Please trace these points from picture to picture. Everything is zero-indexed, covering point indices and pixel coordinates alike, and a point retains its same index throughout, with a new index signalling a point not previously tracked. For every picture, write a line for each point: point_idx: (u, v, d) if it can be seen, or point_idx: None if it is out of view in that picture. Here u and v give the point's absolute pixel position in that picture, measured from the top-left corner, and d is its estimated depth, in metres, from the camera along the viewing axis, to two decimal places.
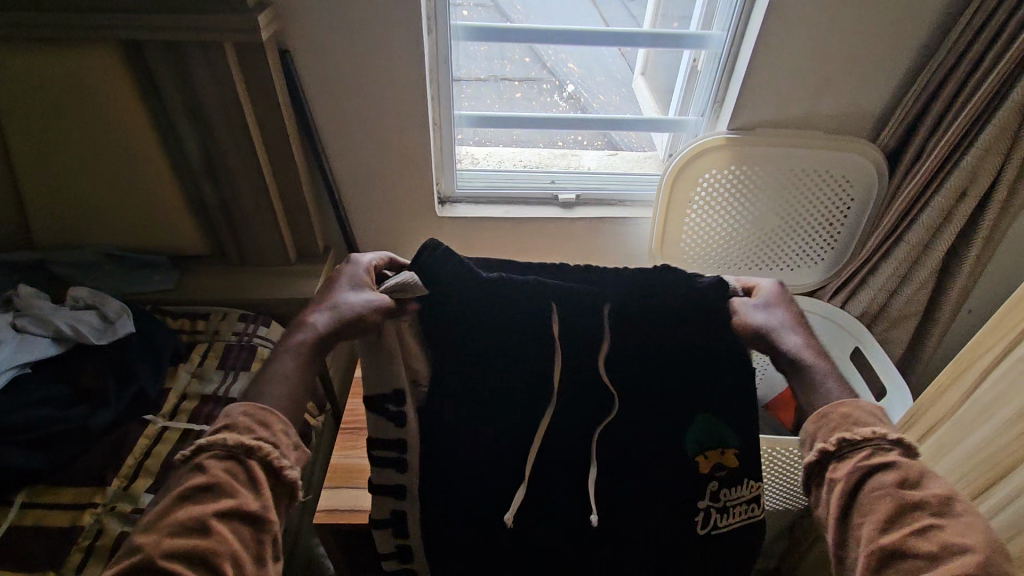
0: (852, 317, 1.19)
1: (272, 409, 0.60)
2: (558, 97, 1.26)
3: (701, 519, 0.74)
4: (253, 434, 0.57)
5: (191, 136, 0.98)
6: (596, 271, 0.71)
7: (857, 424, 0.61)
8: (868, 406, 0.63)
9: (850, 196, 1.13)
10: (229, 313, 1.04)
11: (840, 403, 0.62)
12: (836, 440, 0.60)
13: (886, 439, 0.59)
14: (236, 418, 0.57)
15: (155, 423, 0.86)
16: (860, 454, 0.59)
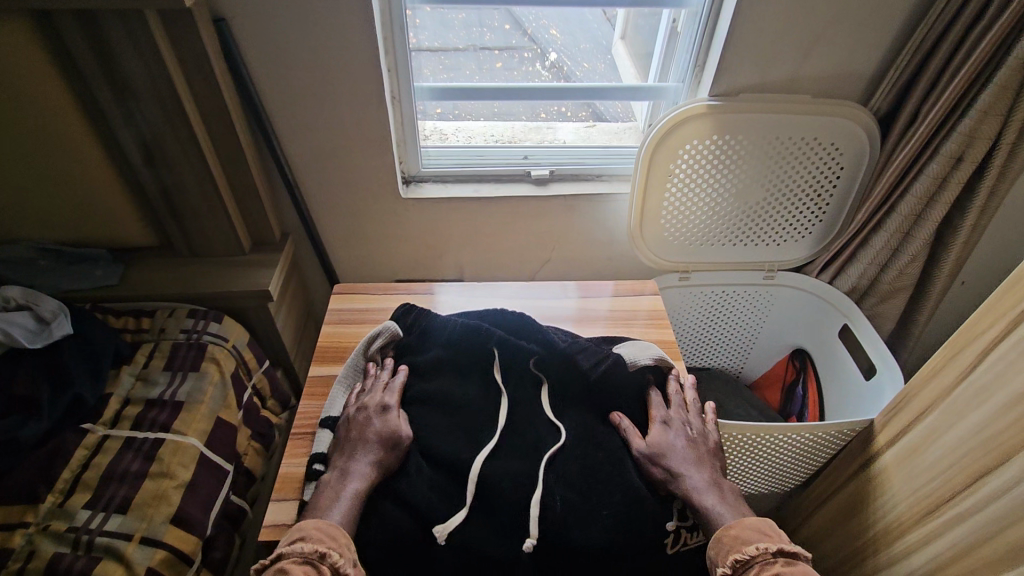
0: (839, 292, 1.15)
1: (339, 527, 0.68)
2: (540, 66, 1.17)
3: (672, 538, 0.76)
4: (326, 540, 0.65)
5: (120, 117, 0.89)
6: (524, 327, 0.90)
7: (745, 544, 0.66)
8: (753, 524, 0.69)
9: (839, 165, 1.06)
10: (177, 309, 0.96)
11: (726, 529, 0.69)
12: (730, 563, 0.64)
13: (767, 552, 0.63)
14: (312, 529, 0.66)
15: (96, 432, 0.79)
16: (751, 573, 0.63)
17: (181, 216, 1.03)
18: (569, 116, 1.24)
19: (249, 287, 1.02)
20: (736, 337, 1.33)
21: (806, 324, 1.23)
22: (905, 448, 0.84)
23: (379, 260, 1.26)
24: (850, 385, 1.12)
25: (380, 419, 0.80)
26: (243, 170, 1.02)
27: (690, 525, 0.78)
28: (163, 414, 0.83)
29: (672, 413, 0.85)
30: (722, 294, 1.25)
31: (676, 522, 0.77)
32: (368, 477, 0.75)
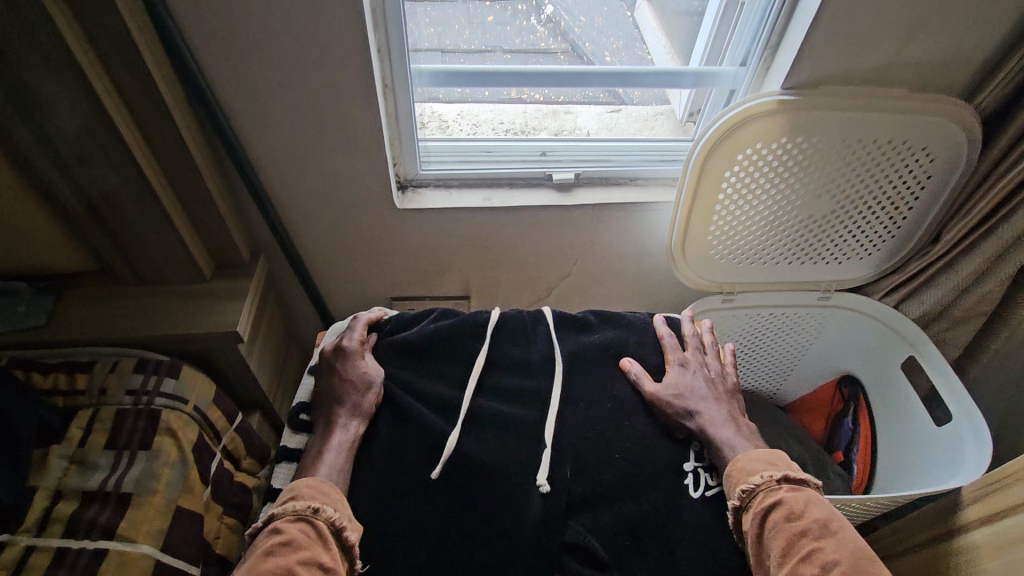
0: (909, 321, 0.99)
1: (331, 481, 0.62)
2: (535, 21, 0.92)
3: (692, 480, 0.67)
4: (318, 496, 0.59)
5: (18, 121, 0.67)
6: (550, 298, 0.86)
7: (752, 472, 0.64)
8: (759, 452, 0.66)
9: (928, 175, 0.87)
10: (121, 363, 0.77)
11: (733, 460, 0.66)
12: (738, 495, 0.63)
13: (772, 479, 0.62)
14: (301, 487, 0.59)
15: (17, 542, 0.62)
16: (756, 501, 0.61)
17: (122, 239, 0.83)
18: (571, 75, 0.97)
19: (211, 328, 0.83)
20: (778, 361, 1.17)
21: (865, 353, 1.08)
22: (1006, 530, 0.71)
23: (369, 276, 1.07)
24: (919, 434, 0.98)
25: (344, 365, 0.72)
26: (196, 179, 0.81)
27: (709, 465, 0.69)
28: (105, 511, 0.66)
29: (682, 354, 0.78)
30: (769, 316, 1.09)
31: (693, 463, 0.69)
32: (353, 431, 0.67)
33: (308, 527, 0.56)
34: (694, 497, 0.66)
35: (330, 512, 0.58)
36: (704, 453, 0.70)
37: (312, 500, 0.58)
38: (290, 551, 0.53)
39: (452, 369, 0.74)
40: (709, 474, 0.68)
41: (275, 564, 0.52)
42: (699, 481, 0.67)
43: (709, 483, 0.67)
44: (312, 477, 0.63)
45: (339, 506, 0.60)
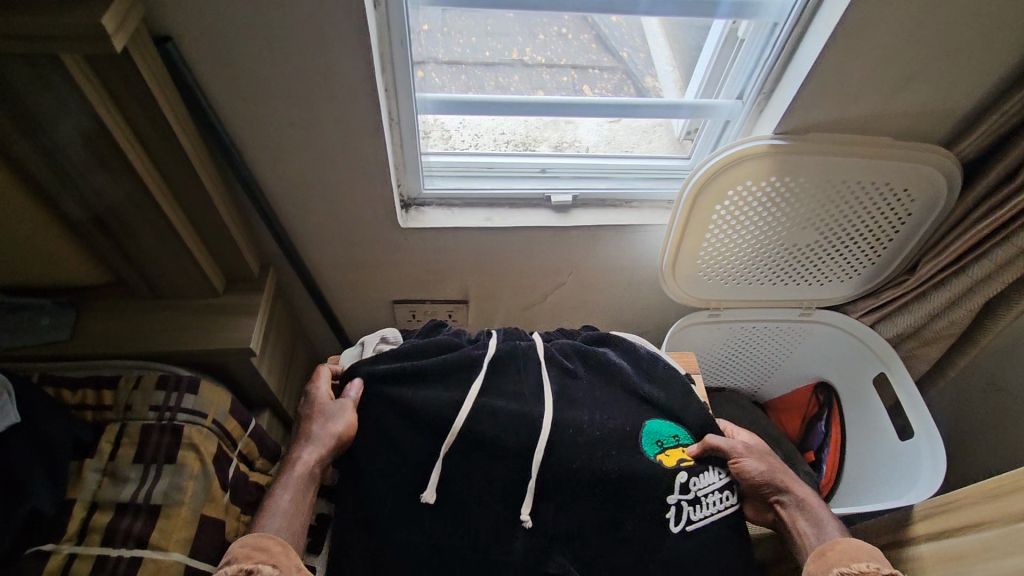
0: (881, 340, 1.06)
1: (269, 534, 0.63)
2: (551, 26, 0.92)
3: (674, 513, 0.74)
4: (254, 553, 0.60)
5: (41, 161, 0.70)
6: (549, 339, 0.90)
7: (853, 560, 0.65)
8: (860, 543, 0.68)
9: (907, 213, 0.92)
10: (144, 379, 0.83)
11: (834, 542, 0.68)
12: (838, 575, 0.64)
13: (878, 571, 0.63)
14: (236, 547, 0.61)
15: (60, 551, 0.69)
16: None
17: (139, 260, 0.86)
18: (569, 40, 0.94)
19: (225, 345, 0.88)
20: (758, 367, 1.24)
21: (840, 366, 1.15)
22: (945, 549, 0.79)
23: (372, 285, 1.11)
24: (883, 444, 1.06)
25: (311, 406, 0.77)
26: (209, 205, 0.85)
27: (693, 500, 0.75)
28: (138, 522, 0.73)
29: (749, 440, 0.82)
30: (753, 331, 1.15)
31: (678, 497, 0.75)
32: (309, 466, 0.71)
33: None
34: (675, 531, 0.73)
35: (266, 569, 0.59)
36: (693, 485, 0.76)
37: (244, 562, 0.59)
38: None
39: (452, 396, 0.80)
40: (691, 508, 0.75)
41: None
42: (682, 515, 0.74)
43: (692, 516, 0.74)
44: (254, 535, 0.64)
45: (277, 562, 0.61)
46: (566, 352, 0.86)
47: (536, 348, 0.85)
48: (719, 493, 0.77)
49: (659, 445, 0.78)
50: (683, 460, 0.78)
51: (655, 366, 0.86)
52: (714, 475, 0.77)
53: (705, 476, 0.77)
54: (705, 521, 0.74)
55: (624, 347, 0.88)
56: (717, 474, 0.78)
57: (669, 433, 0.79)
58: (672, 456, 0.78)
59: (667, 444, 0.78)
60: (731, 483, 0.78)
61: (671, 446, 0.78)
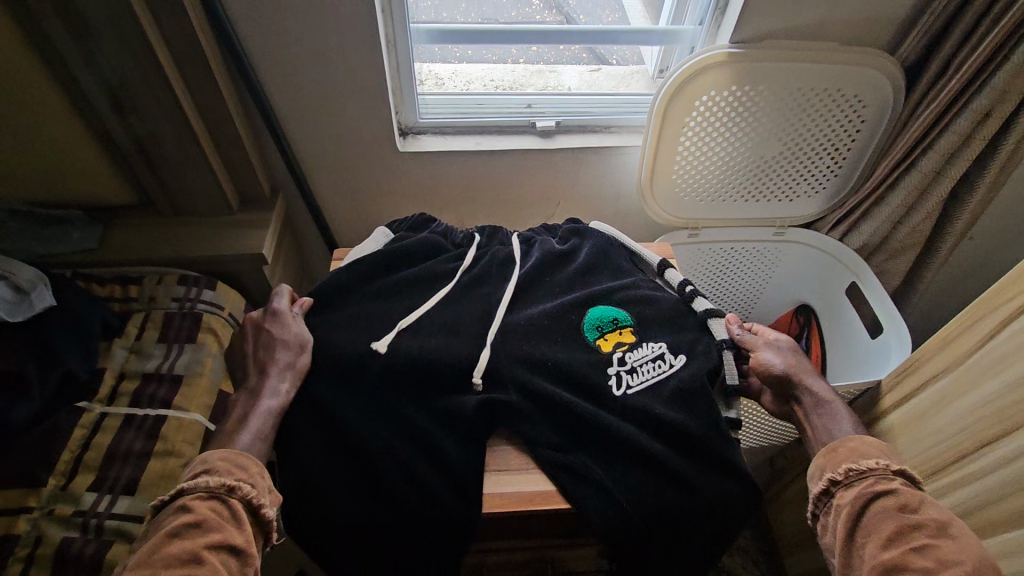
0: (848, 249, 1.13)
1: (248, 455, 0.65)
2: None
3: (614, 381, 0.77)
4: (234, 473, 0.62)
5: (81, 65, 0.79)
6: (531, 241, 0.96)
7: (862, 457, 0.68)
8: (872, 441, 0.70)
9: (861, 119, 1.00)
10: (167, 276, 0.91)
11: (845, 440, 0.70)
12: (843, 472, 0.66)
13: (887, 469, 0.65)
14: (216, 464, 0.62)
15: (93, 410, 0.76)
16: (864, 483, 0.65)
17: (161, 174, 0.95)
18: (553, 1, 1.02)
19: (238, 251, 0.96)
20: (741, 292, 1.30)
21: (815, 281, 1.21)
22: (915, 408, 0.82)
23: (373, 216, 1.20)
24: (856, 345, 1.13)
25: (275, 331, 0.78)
26: (226, 123, 0.94)
27: (631, 369, 0.79)
28: (163, 388, 0.80)
29: (778, 337, 0.84)
30: (730, 251, 1.22)
31: (616, 368, 0.79)
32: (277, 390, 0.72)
33: (220, 504, 0.60)
34: (616, 396, 0.76)
35: (245, 489, 0.61)
36: (628, 357, 0.80)
37: (226, 477, 0.61)
38: (198, 532, 0.57)
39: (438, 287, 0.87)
40: (630, 375, 0.78)
41: (178, 545, 0.54)
42: (621, 382, 0.77)
43: (630, 384, 0.77)
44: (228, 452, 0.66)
45: (256, 481, 0.63)
46: (535, 251, 0.93)
47: (511, 250, 0.92)
48: (654, 361, 0.79)
49: (598, 330, 0.82)
50: (620, 344, 0.81)
51: (618, 262, 0.93)
52: (648, 348, 0.80)
53: (639, 350, 0.80)
54: (641, 386, 0.77)
55: (595, 240, 0.95)
56: (651, 347, 0.80)
57: (608, 318, 0.83)
58: (610, 340, 0.81)
59: (605, 328, 0.82)
60: (665, 351, 0.80)
61: (609, 330, 0.82)
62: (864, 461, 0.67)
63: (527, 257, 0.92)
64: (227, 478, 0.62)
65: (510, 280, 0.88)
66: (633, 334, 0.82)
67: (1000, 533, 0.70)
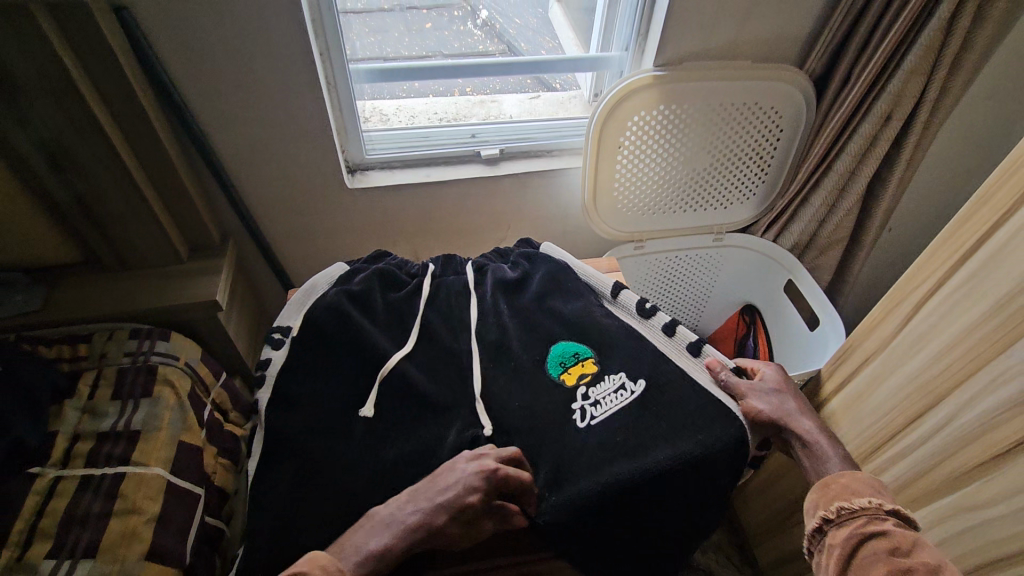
0: (783, 249, 1.20)
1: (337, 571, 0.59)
2: (471, 26, 1.14)
3: (579, 414, 0.76)
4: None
5: (12, 124, 0.79)
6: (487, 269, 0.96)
7: (854, 494, 0.68)
8: (869, 478, 0.69)
9: (780, 127, 1.09)
10: (117, 332, 0.90)
11: (840, 475, 0.70)
12: (835, 509, 0.67)
13: (880, 509, 0.65)
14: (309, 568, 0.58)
15: (46, 475, 0.74)
16: (856, 522, 0.65)
17: (106, 229, 0.94)
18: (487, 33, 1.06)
19: (193, 299, 0.96)
20: (692, 296, 1.36)
21: (757, 281, 1.28)
22: (849, 392, 0.88)
23: (328, 253, 1.21)
24: (799, 337, 1.18)
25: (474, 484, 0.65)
26: (171, 173, 0.94)
27: (596, 400, 0.77)
28: (120, 446, 0.78)
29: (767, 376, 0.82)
30: (676, 259, 1.28)
31: (580, 402, 0.77)
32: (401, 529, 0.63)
33: None
34: (580, 427, 0.75)
35: None
36: (591, 391, 0.78)
37: None
38: None
39: (397, 325, 0.86)
40: (595, 407, 0.77)
41: None
42: (586, 413, 0.76)
43: (595, 414, 0.76)
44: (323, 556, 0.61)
45: None
46: (488, 278, 0.94)
47: (466, 275, 0.94)
48: (615, 393, 0.78)
49: (562, 365, 0.81)
50: (584, 376, 0.80)
51: (572, 282, 0.92)
52: (609, 381, 0.79)
53: (602, 382, 0.79)
54: (606, 416, 0.76)
55: (546, 266, 0.95)
56: (612, 378, 0.79)
57: (571, 352, 0.83)
58: (574, 373, 0.80)
59: (569, 363, 0.81)
60: (625, 381, 0.79)
61: (573, 363, 0.81)
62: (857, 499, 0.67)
63: (481, 286, 0.93)
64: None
65: (470, 307, 0.89)
66: (595, 365, 0.81)
67: (934, 501, 0.75)
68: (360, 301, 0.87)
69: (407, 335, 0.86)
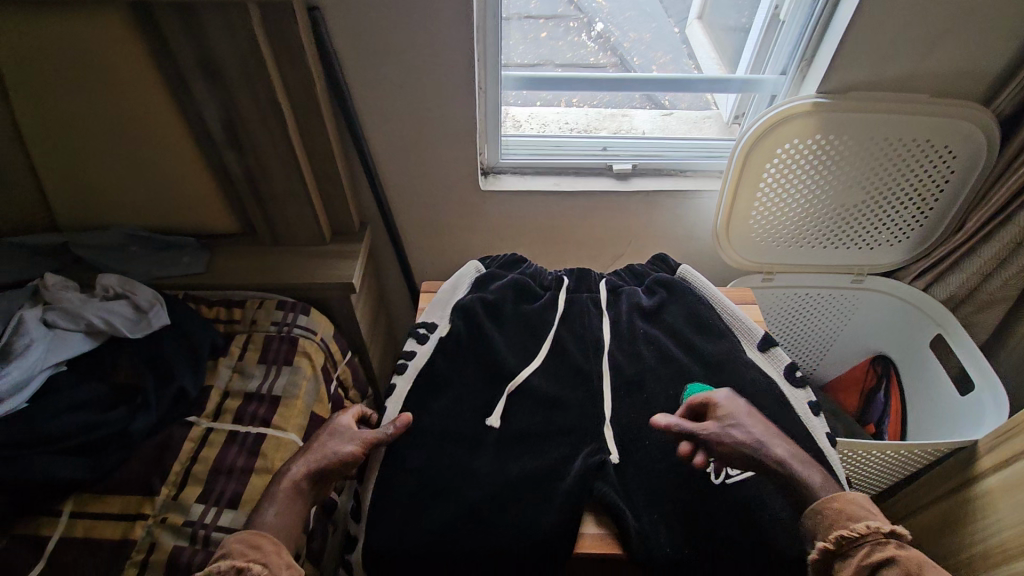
0: (933, 300, 1.08)
1: (260, 532, 0.62)
2: (586, 38, 1.11)
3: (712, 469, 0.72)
4: (246, 553, 0.59)
5: (208, 102, 0.88)
6: (622, 292, 0.92)
7: (851, 519, 0.61)
8: (859, 498, 0.63)
9: (951, 168, 0.99)
10: (266, 301, 0.98)
11: (830, 500, 0.63)
12: (835, 539, 0.60)
13: (879, 533, 0.59)
14: (230, 546, 0.60)
15: (200, 425, 0.81)
16: (860, 551, 0.59)
17: (267, 208, 1.02)
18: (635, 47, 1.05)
19: (332, 279, 1.02)
20: (816, 338, 1.27)
21: (894, 332, 1.17)
22: (1014, 475, 0.80)
23: (450, 250, 1.24)
24: (945, 402, 1.06)
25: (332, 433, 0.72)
26: (327, 161, 1.01)
27: None
28: (263, 408, 0.85)
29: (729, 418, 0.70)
30: (805, 297, 1.20)
31: None
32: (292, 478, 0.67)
33: None
34: (714, 484, 0.71)
35: (257, 568, 0.57)
36: None
37: (238, 558, 0.58)
38: None
39: (526, 333, 0.86)
40: (729, 464, 0.72)
41: None
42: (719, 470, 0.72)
43: (730, 472, 0.72)
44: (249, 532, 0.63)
45: (270, 558, 0.59)
46: (622, 302, 0.91)
47: (599, 293, 0.92)
48: None
49: None
50: None
51: (716, 319, 0.87)
52: None
53: None
54: (742, 477, 0.71)
55: (685, 299, 0.89)
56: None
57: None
58: None
59: None
60: None
61: None
62: (853, 523, 0.61)
63: (614, 304, 0.91)
64: (240, 558, 0.58)
65: (604, 323, 0.88)
66: None
67: None
68: (493, 309, 0.88)
69: (537, 342, 0.86)
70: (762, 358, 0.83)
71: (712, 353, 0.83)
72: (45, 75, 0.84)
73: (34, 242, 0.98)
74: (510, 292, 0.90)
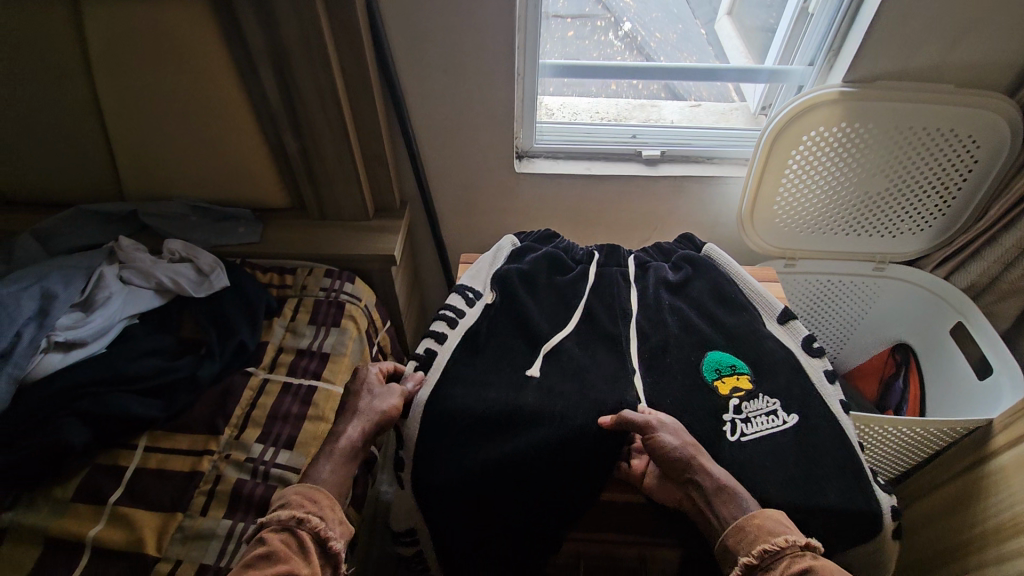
0: (955, 288, 1.10)
1: (318, 488, 0.67)
2: (612, 36, 1.16)
3: (728, 428, 0.77)
4: (306, 506, 0.64)
5: (270, 84, 0.95)
6: (649, 267, 0.98)
7: (771, 533, 0.62)
8: (773, 513, 0.65)
9: (974, 158, 1.02)
10: (315, 269, 1.05)
11: (752, 516, 0.64)
12: (758, 553, 0.61)
13: (797, 546, 0.60)
14: (290, 497, 0.65)
15: (258, 375, 0.89)
16: (783, 565, 0.59)
17: (317, 183, 1.10)
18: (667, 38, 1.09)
19: (375, 251, 1.09)
20: (837, 324, 1.30)
21: (915, 319, 1.20)
22: None
23: (483, 230, 1.31)
24: (963, 387, 1.08)
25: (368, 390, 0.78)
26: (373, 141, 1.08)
27: (747, 417, 0.77)
28: (314, 363, 0.92)
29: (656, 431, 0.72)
30: (826, 283, 1.24)
31: (731, 414, 0.78)
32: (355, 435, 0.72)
33: (290, 537, 0.62)
34: (731, 441, 0.75)
35: (315, 521, 0.63)
36: (743, 406, 0.78)
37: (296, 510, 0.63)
38: (270, 562, 0.58)
39: (558, 301, 0.92)
40: (745, 424, 0.77)
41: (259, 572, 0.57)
42: (736, 428, 0.76)
43: (746, 431, 0.76)
44: (304, 487, 0.68)
45: (326, 515, 0.65)
46: (649, 276, 0.96)
47: (627, 267, 0.97)
48: (768, 415, 0.78)
49: (716, 371, 0.82)
50: (736, 389, 0.80)
51: (739, 296, 0.92)
52: (763, 401, 0.79)
53: (755, 400, 0.79)
54: (757, 435, 0.76)
55: (709, 276, 0.94)
56: (766, 400, 0.79)
57: (726, 362, 0.83)
58: (727, 383, 0.81)
59: (724, 372, 0.82)
60: (779, 406, 0.79)
61: (728, 374, 0.81)
62: (773, 538, 0.62)
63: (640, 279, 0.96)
64: (297, 510, 0.64)
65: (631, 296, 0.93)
66: (750, 381, 0.81)
67: None
68: (527, 279, 0.94)
69: (569, 310, 0.91)
70: (781, 330, 0.88)
71: (734, 324, 0.87)
72: (127, 56, 0.93)
73: (107, 209, 1.07)
74: (542, 265, 0.96)
